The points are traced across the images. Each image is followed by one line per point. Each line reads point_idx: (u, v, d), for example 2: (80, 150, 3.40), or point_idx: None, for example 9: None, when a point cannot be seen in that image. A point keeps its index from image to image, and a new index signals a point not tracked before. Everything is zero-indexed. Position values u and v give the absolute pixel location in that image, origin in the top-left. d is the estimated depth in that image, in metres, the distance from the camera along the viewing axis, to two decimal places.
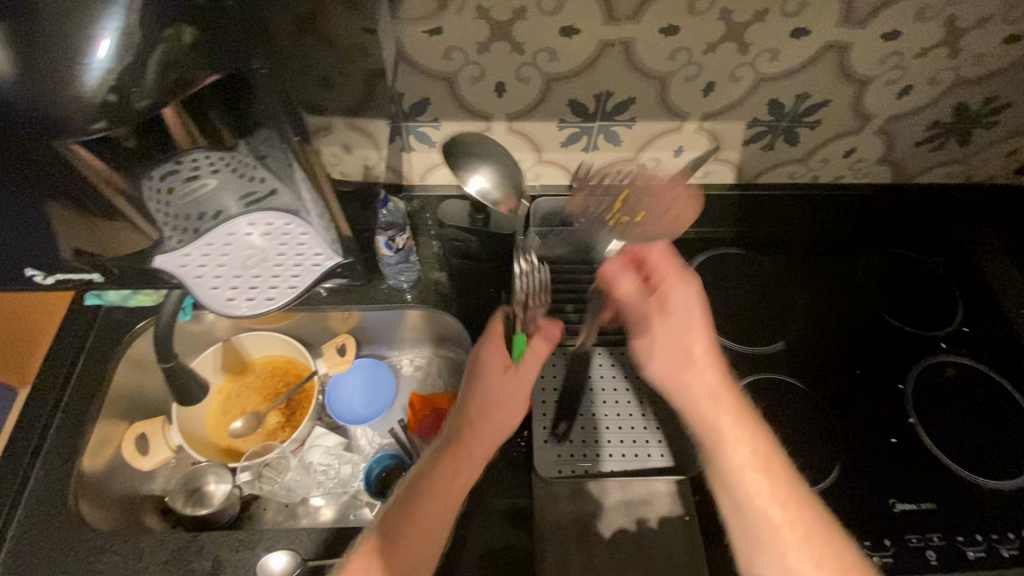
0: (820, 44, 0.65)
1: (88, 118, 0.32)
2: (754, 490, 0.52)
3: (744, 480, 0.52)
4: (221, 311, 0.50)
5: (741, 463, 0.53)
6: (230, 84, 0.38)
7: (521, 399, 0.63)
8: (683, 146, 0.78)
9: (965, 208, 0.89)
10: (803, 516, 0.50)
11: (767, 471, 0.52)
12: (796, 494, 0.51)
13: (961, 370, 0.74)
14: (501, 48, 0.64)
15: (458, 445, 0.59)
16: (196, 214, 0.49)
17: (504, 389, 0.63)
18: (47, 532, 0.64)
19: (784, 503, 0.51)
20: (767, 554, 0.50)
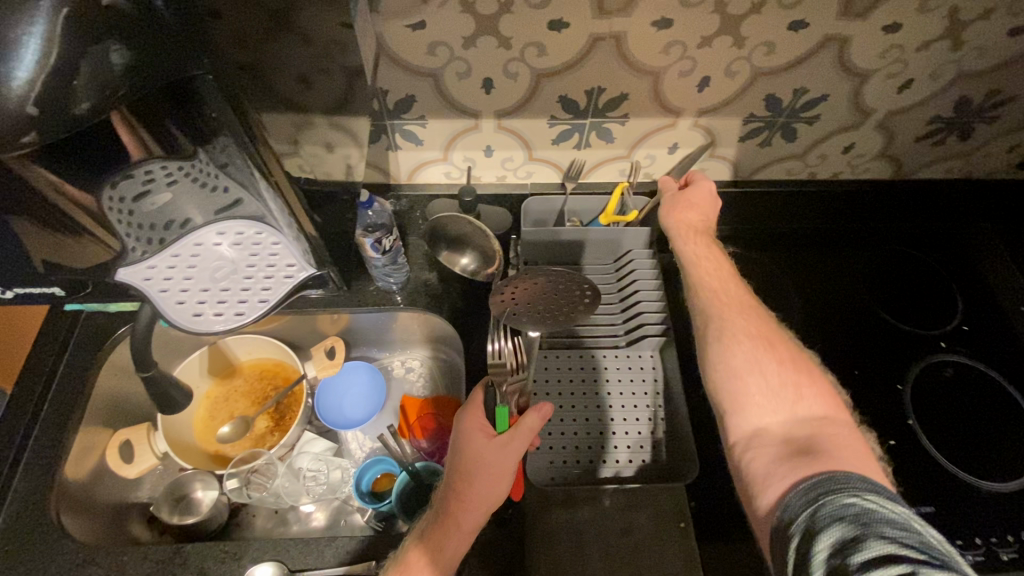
0: (819, 37, 0.63)
1: (14, 133, 0.31)
2: (727, 323, 0.58)
3: (719, 321, 0.58)
4: (186, 326, 0.48)
5: (718, 307, 0.60)
6: (173, 96, 0.35)
7: (510, 474, 0.55)
8: (678, 142, 0.76)
9: (965, 204, 0.88)
10: (773, 358, 0.55)
11: (747, 320, 0.58)
12: (770, 339, 0.56)
13: (960, 370, 0.73)
14: (487, 43, 0.61)
15: (441, 524, 0.54)
16: (162, 223, 0.47)
17: (486, 465, 0.54)
18: (27, 545, 0.62)
19: (755, 339, 0.56)
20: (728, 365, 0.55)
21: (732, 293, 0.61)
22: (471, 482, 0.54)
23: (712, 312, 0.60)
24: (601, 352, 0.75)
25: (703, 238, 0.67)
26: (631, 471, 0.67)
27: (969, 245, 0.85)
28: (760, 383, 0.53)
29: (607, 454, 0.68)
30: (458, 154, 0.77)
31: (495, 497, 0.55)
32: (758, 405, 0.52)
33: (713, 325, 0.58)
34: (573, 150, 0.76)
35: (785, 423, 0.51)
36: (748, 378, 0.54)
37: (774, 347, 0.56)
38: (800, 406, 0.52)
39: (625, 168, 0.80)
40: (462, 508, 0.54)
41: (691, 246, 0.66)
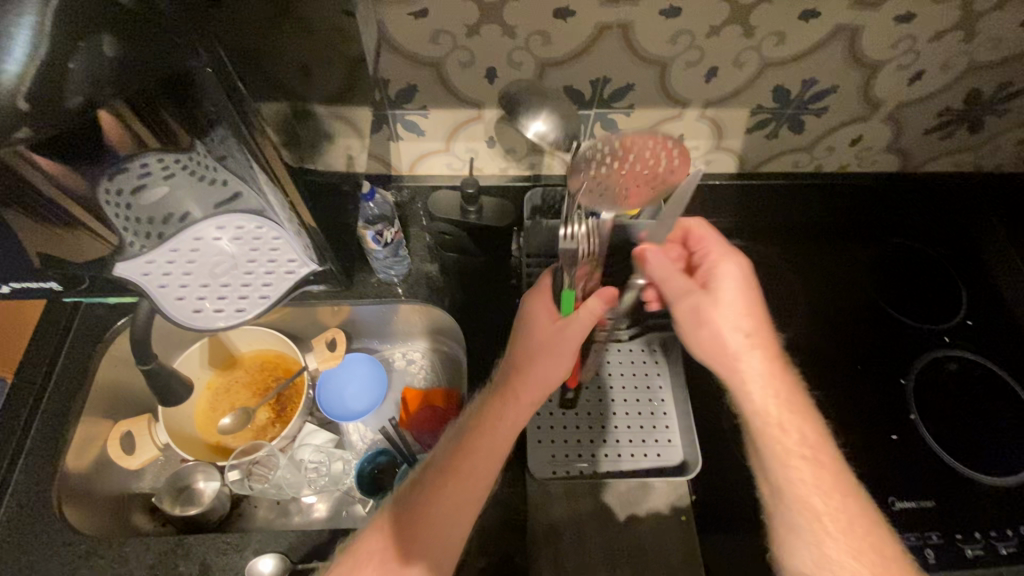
0: (831, 27, 0.62)
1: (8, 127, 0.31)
2: (817, 521, 0.53)
3: (809, 515, 0.53)
4: (187, 323, 0.48)
5: (804, 492, 0.54)
6: (173, 88, 0.34)
7: (568, 360, 0.55)
8: (683, 134, 0.75)
9: (972, 198, 0.87)
10: (864, 551, 0.51)
11: (836, 506, 0.53)
12: (862, 529, 0.52)
13: (964, 364, 0.73)
14: (491, 31, 0.60)
15: (498, 401, 0.55)
16: (161, 217, 0.46)
17: (546, 346, 0.55)
18: (30, 535, 0.63)
19: (849, 535, 0.52)
20: (804, 538, 0.53)
21: (813, 462, 0.54)
22: (530, 363, 0.55)
23: (794, 498, 0.54)
24: (610, 346, 0.75)
25: (771, 385, 0.57)
26: (633, 465, 0.67)
27: (975, 238, 0.84)
28: (842, 552, 0.51)
29: (608, 449, 0.68)
30: (460, 145, 0.76)
31: (552, 379, 0.55)
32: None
33: (794, 511, 0.54)
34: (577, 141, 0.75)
35: None
36: (832, 549, 0.52)
37: (866, 535, 0.52)
38: (887, 572, 0.50)
39: None
40: (519, 388, 0.55)
41: (763, 401, 0.57)
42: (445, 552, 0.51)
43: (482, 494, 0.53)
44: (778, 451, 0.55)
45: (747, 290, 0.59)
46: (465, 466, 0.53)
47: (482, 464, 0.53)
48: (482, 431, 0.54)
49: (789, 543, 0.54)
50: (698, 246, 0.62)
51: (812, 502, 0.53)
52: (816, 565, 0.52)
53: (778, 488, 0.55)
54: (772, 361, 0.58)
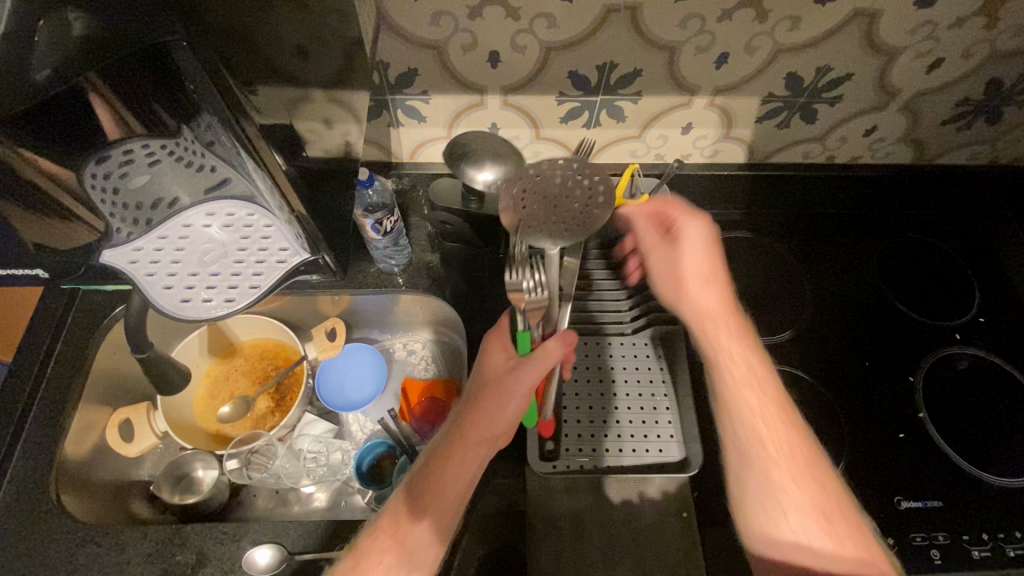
0: (847, 12, 0.60)
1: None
2: (761, 446, 0.55)
3: (757, 445, 0.55)
4: (173, 313, 0.46)
5: (752, 421, 0.56)
6: (151, 68, 0.32)
7: (522, 400, 0.54)
8: (692, 123, 0.73)
9: (987, 192, 0.85)
10: (806, 481, 0.53)
11: (783, 438, 0.55)
12: (802, 459, 0.54)
13: (975, 362, 0.71)
14: (494, 13, 0.58)
15: (453, 439, 0.55)
16: (149, 203, 0.46)
17: (497, 388, 0.54)
18: (28, 522, 0.62)
19: (791, 465, 0.54)
20: (754, 466, 0.55)
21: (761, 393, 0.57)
22: (482, 404, 0.54)
23: (744, 427, 0.57)
24: (614, 339, 0.74)
25: (723, 324, 0.62)
26: (634, 461, 0.65)
27: (990, 233, 0.82)
28: (794, 493, 0.53)
29: (610, 443, 0.66)
30: (462, 132, 0.74)
31: (505, 417, 0.54)
32: (786, 514, 0.52)
33: (739, 435, 0.57)
34: (581, 129, 0.74)
35: (812, 543, 0.50)
36: (779, 479, 0.54)
37: (806, 469, 0.54)
38: (834, 518, 0.51)
39: (635, 148, 0.77)
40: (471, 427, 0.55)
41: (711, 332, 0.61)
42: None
43: (444, 529, 0.53)
44: (730, 381, 0.59)
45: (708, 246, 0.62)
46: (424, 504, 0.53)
47: (443, 500, 0.53)
48: (442, 468, 0.54)
49: (737, 473, 0.56)
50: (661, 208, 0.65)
51: (758, 428, 0.56)
52: (762, 489, 0.54)
53: (731, 418, 0.58)
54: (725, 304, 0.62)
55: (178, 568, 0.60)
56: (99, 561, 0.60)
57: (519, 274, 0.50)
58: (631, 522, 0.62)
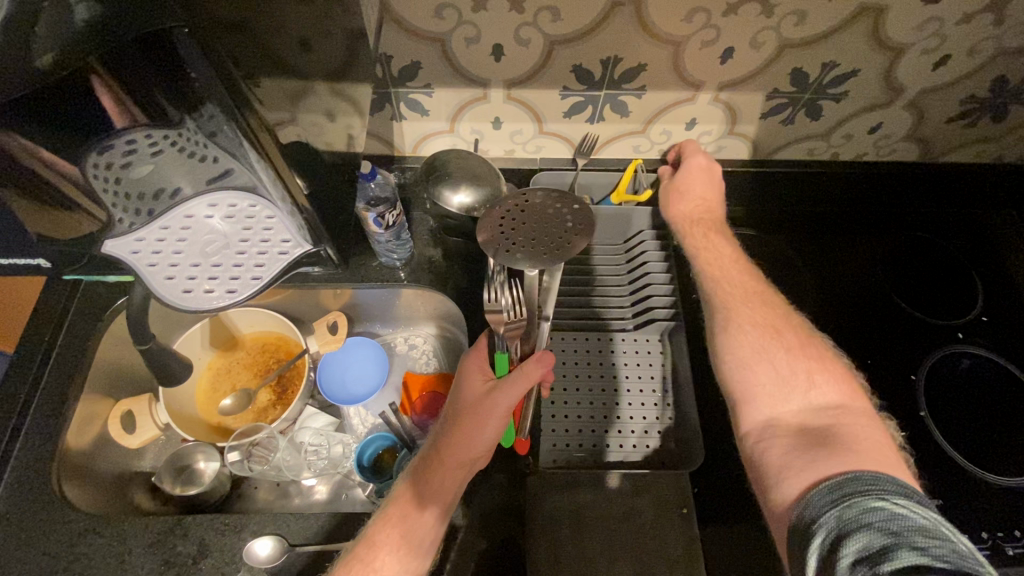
0: (854, 6, 0.59)
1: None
2: (741, 321, 0.59)
3: (728, 316, 0.60)
4: (174, 303, 0.46)
5: (727, 301, 0.61)
6: (154, 56, 0.32)
7: (501, 421, 0.55)
8: (696, 118, 0.73)
9: (992, 190, 0.84)
10: (780, 343, 0.57)
11: (754, 311, 0.59)
12: (776, 324, 0.58)
13: (978, 361, 0.71)
14: (498, 6, 0.58)
15: (432, 463, 0.56)
16: (150, 193, 0.47)
17: (475, 410, 0.55)
18: (30, 512, 0.63)
19: (764, 331, 0.58)
20: (728, 332, 0.58)
21: (736, 282, 0.63)
22: (461, 426, 0.55)
23: (723, 309, 0.61)
24: (618, 335, 0.73)
25: (708, 233, 0.67)
26: (633, 456, 0.66)
27: (995, 232, 0.81)
28: (773, 370, 0.55)
29: (611, 439, 0.67)
30: (465, 126, 0.74)
31: (484, 439, 0.55)
32: (766, 389, 0.54)
33: (722, 316, 0.60)
34: (585, 124, 0.73)
35: (800, 409, 0.52)
36: (751, 341, 0.57)
37: (779, 331, 0.58)
38: (815, 391, 0.53)
39: (638, 144, 0.77)
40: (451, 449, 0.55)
41: (695, 236, 0.67)
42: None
43: (421, 554, 0.53)
44: (709, 274, 0.64)
45: (705, 171, 0.71)
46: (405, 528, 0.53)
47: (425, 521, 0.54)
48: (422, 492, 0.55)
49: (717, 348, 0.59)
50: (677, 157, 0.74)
51: (734, 305, 0.60)
52: (732, 350, 0.57)
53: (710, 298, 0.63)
54: (708, 214, 0.69)
55: (179, 559, 0.60)
56: (100, 552, 0.61)
57: (498, 296, 0.53)
58: (630, 518, 0.62)
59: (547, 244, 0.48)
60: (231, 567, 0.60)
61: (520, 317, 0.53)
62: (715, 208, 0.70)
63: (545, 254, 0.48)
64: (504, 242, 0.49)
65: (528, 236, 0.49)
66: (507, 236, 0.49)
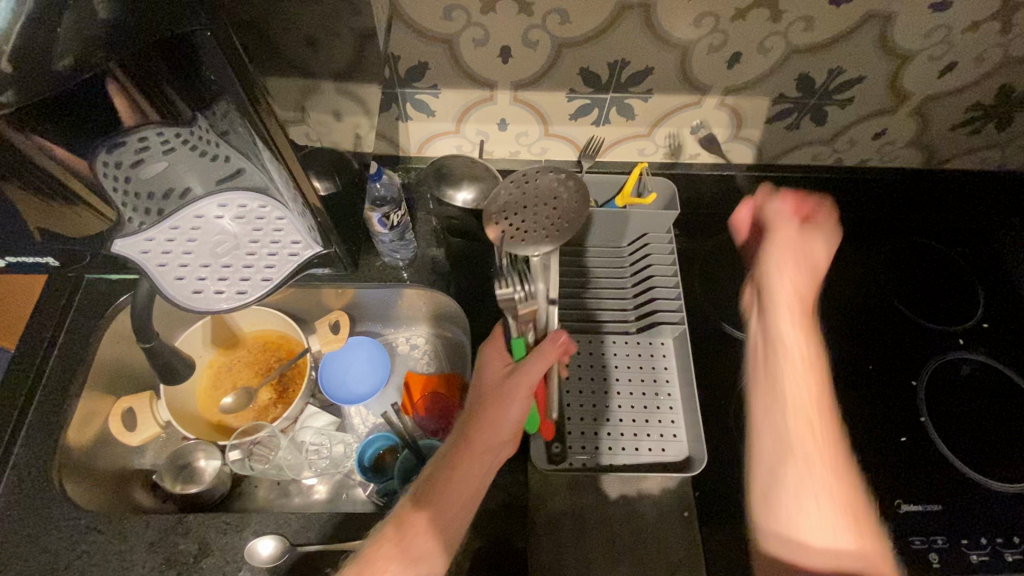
0: (863, 13, 0.59)
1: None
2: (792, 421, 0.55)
3: (785, 437, 0.54)
4: (185, 304, 0.46)
5: (794, 422, 0.55)
6: (174, 53, 0.32)
7: (522, 403, 0.54)
8: (702, 122, 0.73)
9: (993, 197, 0.84)
10: (835, 498, 0.51)
11: (816, 443, 0.54)
12: (819, 453, 0.53)
13: (978, 368, 0.71)
14: (507, 8, 0.58)
15: (457, 450, 0.56)
16: (158, 192, 0.45)
17: (497, 394, 0.55)
18: (31, 509, 0.63)
19: (816, 450, 0.54)
20: (778, 460, 0.54)
21: (815, 404, 0.55)
22: (486, 409, 0.55)
23: (786, 403, 0.56)
24: (610, 338, 0.73)
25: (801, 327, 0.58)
26: (635, 460, 0.65)
27: (996, 240, 0.82)
28: (813, 514, 0.50)
29: (613, 442, 0.66)
30: (470, 127, 0.74)
31: (507, 422, 0.55)
32: (796, 530, 0.51)
33: (779, 438, 0.55)
34: (591, 126, 0.73)
35: (827, 563, 0.48)
36: (797, 475, 0.53)
37: (823, 460, 0.53)
38: (852, 555, 0.48)
39: (643, 147, 0.77)
40: (477, 432, 0.55)
41: (785, 320, 0.58)
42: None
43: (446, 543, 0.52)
44: (785, 358, 0.57)
45: (814, 265, 0.59)
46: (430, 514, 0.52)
47: (451, 507, 0.53)
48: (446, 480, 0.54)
49: (758, 466, 0.55)
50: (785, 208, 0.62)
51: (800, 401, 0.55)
52: (774, 479, 0.53)
53: (773, 413, 0.56)
54: (803, 307, 0.59)
55: (180, 557, 0.60)
56: (101, 549, 0.61)
57: (510, 282, 0.50)
58: (632, 521, 0.62)
59: (547, 222, 0.55)
60: (233, 566, 0.60)
61: (531, 298, 0.51)
62: (809, 302, 0.60)
63: (549, 233, 0.55)
64: (512, 229, 0.55)
65: (529, 217, 0.55)
66: (510, 221, 0.55)
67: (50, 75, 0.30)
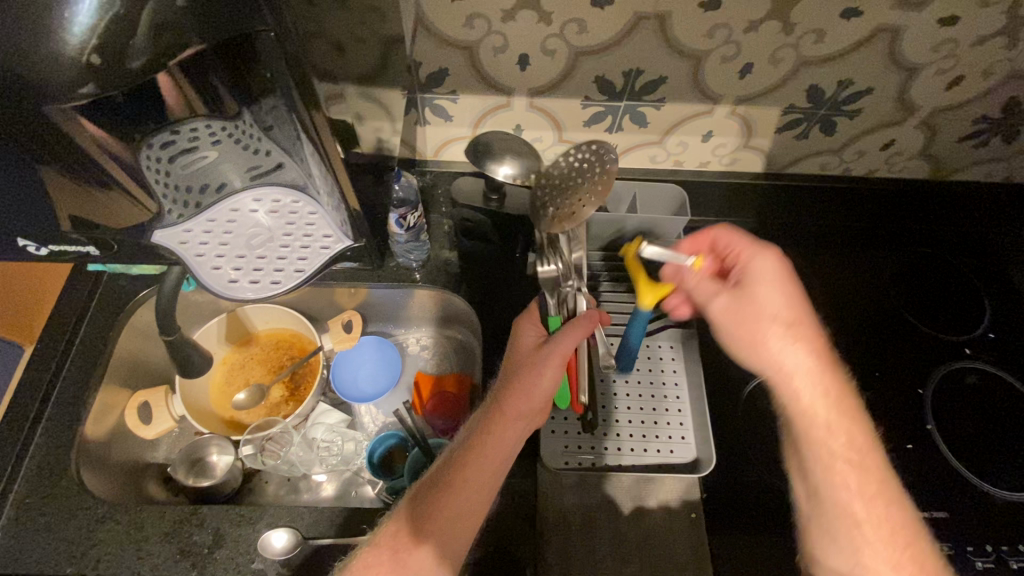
0: (873, 26, 0.61)
1: (75, 82, 0.31)
2: (863, 539, 0.50)
3: (847, 518, 0.51)
4: (226, 293, 0.50)
5: (846, 496, 0.51)
6: (230, 53, 0.35)
7: (556, 370, 0.56)
8: (713, 131, 0.74)
9: (1001, 209, 0.85)
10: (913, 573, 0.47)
11: (876, 510, 0.50)
12: (912, 548, 0.49)
13: (984, 378, 0.72)
14: (526, 17, 0.60)
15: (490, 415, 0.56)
16: (198, 187, 0.47)
17: (532, 360, 0.57)
18: (49, 497, 0.64)
19: (891, 547, 0.49)
20: (844, 547, 0.50)
21: (852, 460, 0.52)
22: (520, 376, 0.57)
23: (835, 503, 0.52)
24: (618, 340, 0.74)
25: (817, 380, 0.54)
26: (641, 461, 0.66)
27: (1001, 252, 0.83)
28: None
29: (622, 443, 0.67)
30: (486, 132, 0.75)
31: (541, 390, 0.56)
32: None
33: (837, 524, 0.51)
34: (603, 133, 0.75)
35: None
36: (872, 560, 0.49)
37: (914, 554, 0.48)
38: None
39: (655, 154, 0.78)
40: (511, 398, 0.56)
41: (804, 409, 0.54)
42: (452, 547, 0.51)
43: (472, 510, 0.52)
44: (819, 452, 0.53)
45: (770, 294, 0.56)
46: (462, 475, 0.53)
47: (481, 471, 0.54)
48: (475, 446, 0.55)
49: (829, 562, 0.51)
50: (726, 245, 0.60)
51: (851, 508, 0.51)
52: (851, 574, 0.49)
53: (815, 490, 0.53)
54: (808, 354, 0.55)
55: (194, 548, 0.61)
56: (117, 539, 0.62)
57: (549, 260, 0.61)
58: (639, 521, 0.63)
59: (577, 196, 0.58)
60: (245, 558, 0.61)
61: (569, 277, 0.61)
62: (815, 343, 0.56)
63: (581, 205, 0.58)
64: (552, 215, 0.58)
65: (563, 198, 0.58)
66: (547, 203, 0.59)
67: (124, 76, 0.32)
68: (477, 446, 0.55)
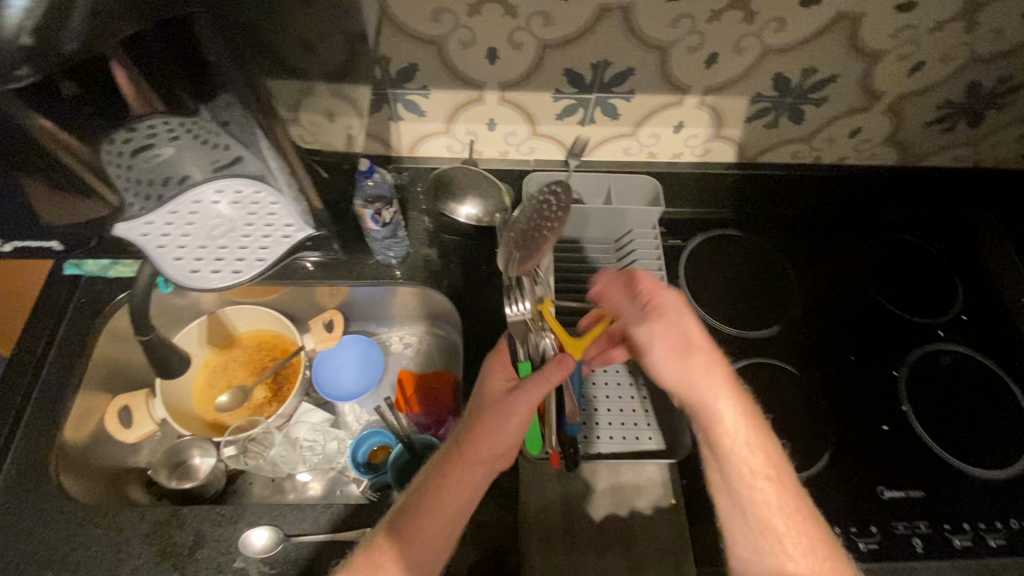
0: (832, 14, 0.62)
1: (9, 66, 0.30)
2: (785, 548, 0.53)
3: (771, 533, 0.54)
4: (191, 284, 0.48)
5: (767, 512, 0.55)
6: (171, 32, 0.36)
7: (521, 420, 0.56)
8: (683, 121, 0.75)
9: (971, 193, 0.87)
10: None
11: (796, 522, 0.54)
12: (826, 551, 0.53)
13: (957, 358, 0.73)
14: (492, 10, 0.61)
15: (452, 459, 0.56)
16: (161, 179, 0.45)
17: (498, 404, 0.57)
18: (26, 503, 0.63)
19: (810, 557, 0.53)
20: (771, 561, 0.53)
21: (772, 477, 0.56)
22: (484, 423, 0.56)
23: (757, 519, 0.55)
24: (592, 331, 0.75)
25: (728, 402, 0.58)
26: (620, 448, 0.68)
27: (970, 234, 0.84)
28: None
29: (601, 431, 0.70)
30: (460, 127, 0.76)
31: (502, 437, 0.56)
32: None
33: (760, 540, 0.54)
34: (577, 126, 0.75)
35: None
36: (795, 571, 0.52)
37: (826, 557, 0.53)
38: None
39: (628, 146, 0.79)
40: (473, 444, 0.56)
41: (730, 429, 0.57)
42: None
43: (427, 558, 0.52)
44: (741, 471, 0.56)
45: (693, 318, 0.61)
46: (419, 522, 0.53)
47: (438, 519, 0.53)
48: (434, 491, 0.54)
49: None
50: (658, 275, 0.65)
51: (775, 524, 0.54)
52: None
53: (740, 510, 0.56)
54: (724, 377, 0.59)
55: (175, 548, 0.61)
56: (97, 542, 0.61)
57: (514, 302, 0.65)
58: (620, 509, 0.64)
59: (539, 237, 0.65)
60: (227, 558, 0.61)
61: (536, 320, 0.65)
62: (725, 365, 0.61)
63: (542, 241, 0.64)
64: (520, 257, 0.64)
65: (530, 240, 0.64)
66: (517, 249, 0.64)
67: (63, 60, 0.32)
68: (437, 491, 0.54)
